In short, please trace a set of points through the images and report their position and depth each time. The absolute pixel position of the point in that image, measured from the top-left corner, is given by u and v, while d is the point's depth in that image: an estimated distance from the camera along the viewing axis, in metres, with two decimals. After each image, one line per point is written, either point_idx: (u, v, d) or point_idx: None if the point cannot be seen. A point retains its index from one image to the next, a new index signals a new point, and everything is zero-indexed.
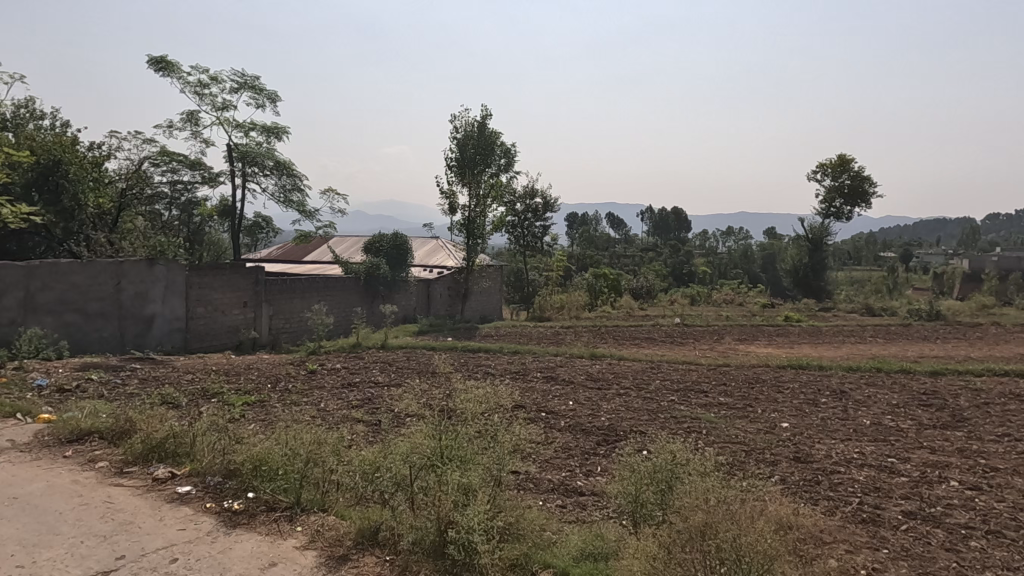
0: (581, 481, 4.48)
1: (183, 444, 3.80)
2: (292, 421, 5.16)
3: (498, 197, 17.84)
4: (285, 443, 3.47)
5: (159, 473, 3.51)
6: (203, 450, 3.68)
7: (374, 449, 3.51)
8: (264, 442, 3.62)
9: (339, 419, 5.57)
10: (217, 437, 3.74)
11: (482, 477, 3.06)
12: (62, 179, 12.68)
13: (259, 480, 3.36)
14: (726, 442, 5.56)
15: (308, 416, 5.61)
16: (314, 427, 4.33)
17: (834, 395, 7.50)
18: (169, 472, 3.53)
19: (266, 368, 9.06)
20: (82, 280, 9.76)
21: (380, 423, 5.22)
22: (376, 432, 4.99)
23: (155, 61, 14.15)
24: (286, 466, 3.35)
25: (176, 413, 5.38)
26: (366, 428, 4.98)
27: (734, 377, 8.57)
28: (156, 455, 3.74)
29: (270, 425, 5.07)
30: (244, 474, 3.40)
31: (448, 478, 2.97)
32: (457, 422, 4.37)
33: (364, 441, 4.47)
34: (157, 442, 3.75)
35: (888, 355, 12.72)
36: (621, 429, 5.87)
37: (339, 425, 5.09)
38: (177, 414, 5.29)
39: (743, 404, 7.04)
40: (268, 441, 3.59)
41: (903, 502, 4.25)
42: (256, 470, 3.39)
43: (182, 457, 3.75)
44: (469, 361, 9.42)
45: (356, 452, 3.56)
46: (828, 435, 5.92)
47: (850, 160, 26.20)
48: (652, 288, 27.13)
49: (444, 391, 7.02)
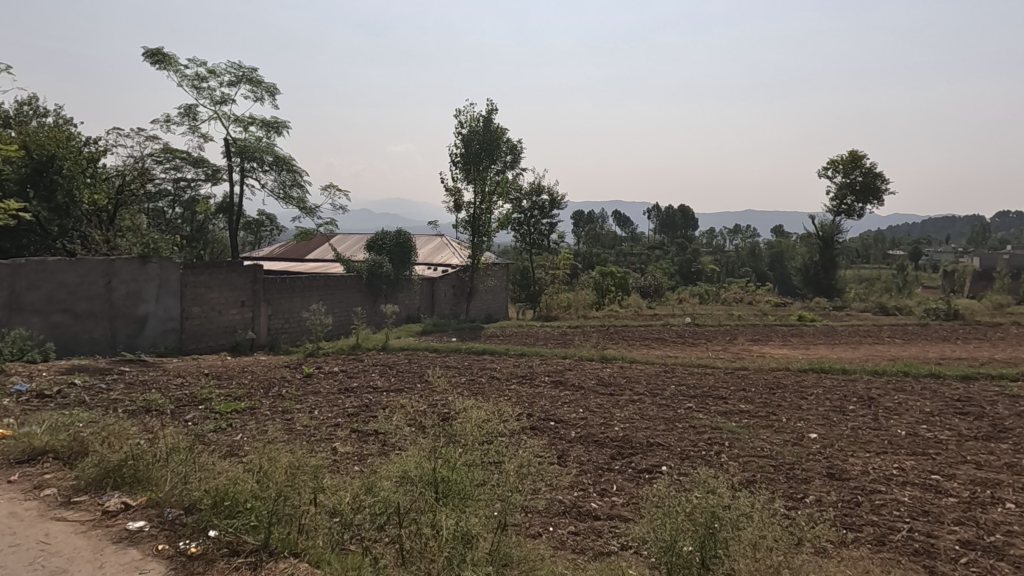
0: (595, 504, 4.06)
1: (141, 469, 3.41)
2: (276, 439, 4.74)
3: (504, 193, 17.38)
4: (254, 473, 3.05)
5: (109, 504, 3.12)
6: (164, 475, 3.30)
7: (359, 485, 3.07)
8: (231, 471, 3.21)
9: (330, 437, 5.15)
10: (178, 461, 3.34)
11: (482, 522, 2.63)
12: (56, 175, 12.37)
13: (223, 518, 2.93)
14: (750, 456, 5.14)
15: (296, 435, 5.19)
16: (294, 450, 3.91)
17: (863, 403, 7.01)
18: (122, 503, 3.14)
19: (260, 372, 8.63)
20: (70, 279, 9.37)
21: (374, 443, 4.80)
22: (371, 451, 4.58)
23: (150, 54, 13.76)
24: (258, 496, 2.93)
25: (151, 429, 4.97)
26: (356, 450, 4.55)
27: (754, 382, 8.10)
28: (111, 481, 3.36)
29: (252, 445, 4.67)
30: (204, 511, 2.98)
31: (445, 523, 2.55)
32: (456, 446, 3.94)
33: (352, 467, 4.04)
34: (113, 466, 3.38)
35: (910, 356, 12.19)
36: (638, 440, 5.44)
37: (327, 447, 4.66)
38: (151, 430, 4.88)
39: (766, 412, 6.57)
40: (236, 470, 3.18)
41: (958, 529, 3.79)
42: (218, 506, 2.98)
43: (140, 485, 3.36)
44: (473, 364, 8.98)
45: (339, 488, 3.11)
46: (861, 447, 5.46)
47: (862, 156, 25.65)
48: (659, 286, 26.60)
49: (445, 400, 6.58)
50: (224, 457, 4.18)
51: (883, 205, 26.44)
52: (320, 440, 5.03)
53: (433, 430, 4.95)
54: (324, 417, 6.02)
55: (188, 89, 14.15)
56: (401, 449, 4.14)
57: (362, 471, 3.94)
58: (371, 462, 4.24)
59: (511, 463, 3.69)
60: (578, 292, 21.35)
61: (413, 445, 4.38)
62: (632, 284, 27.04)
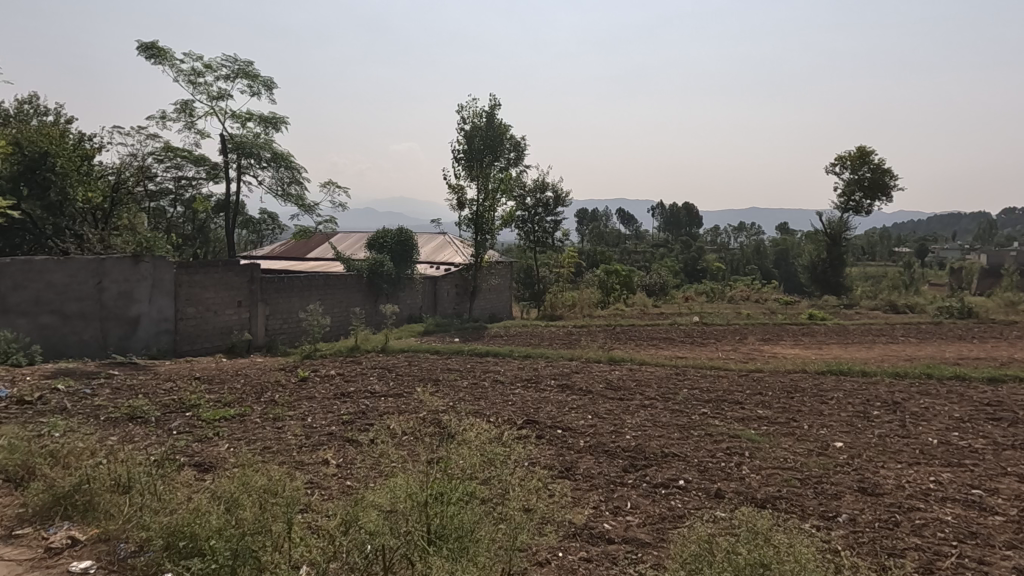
0: (608, 525, 3.72)
1: (94, 498, 3.17)
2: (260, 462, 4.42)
3: (507, 191, 17.06)
4: (215, 506, 2.75)
5: (55, 540, 2.93)
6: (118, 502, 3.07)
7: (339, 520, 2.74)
8: (192, 499, 2.90)
9: (320, 454, 4.81)
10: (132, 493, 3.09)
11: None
12: (49, 173, 12.05)
13: (178, 561, 2.60)
14: (773, 468, 4.79)
15: (284, 451, 4.87)
16: (272, 474, 3.60)
17: (887, 408, 6.63)
18: (69, 539, 2.94)
19: (254, 375, 8.28)
20: (59, 278, 9.04)
21: (366, 461, 4.46)
22: (365, 472, 4.25)
23: (145, 47, 13.44)
24: (222, 531, 2.60)
25: (126, 449, 4.68)
26: (347, 474, 4.22)
27: (770, 385, 7.72)
28: (61, 511, 3.16)
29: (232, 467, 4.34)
30: (158, 553, 2.67)
31: None
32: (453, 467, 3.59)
33: (340, 495, 3.72)
34: (64, 493, 3.17)
35: (925, 356, 11.81)
36: (651, 451, 5.08)
37: (313, 470, 4.34)
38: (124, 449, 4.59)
39: (786, 419, 6.19)
40: (196, 499, 2.88)
41: (1012, 554, 3.42)
42: (171, 548, 2.65)
43: (92, 518, 3.09)
44: (475, 367, 8.60)
45: (314, 528, 2.74)
46: (891, 458, 5.10)
47: (871, 151, 25.19)
48: (664, 284, 26.19)
49: (445, 408, 6.23)
50: (199, 480, 3.88)
51: (892, 202, 25.93)
52: (311, 459, 4.68)
53: (430, 446, 4.62)
54: (316, 426, 5.67)
55: (185, 83, 13.84)
56: (396, 472, 3.79)
57: (351, 497, 3.60)
58: (364, 486, 3.91)
59: (515, 491, 3.34)
60: (583, 291, 20.93)
61: (412, 466, 4.03)
62: (637, 283, 26.61)
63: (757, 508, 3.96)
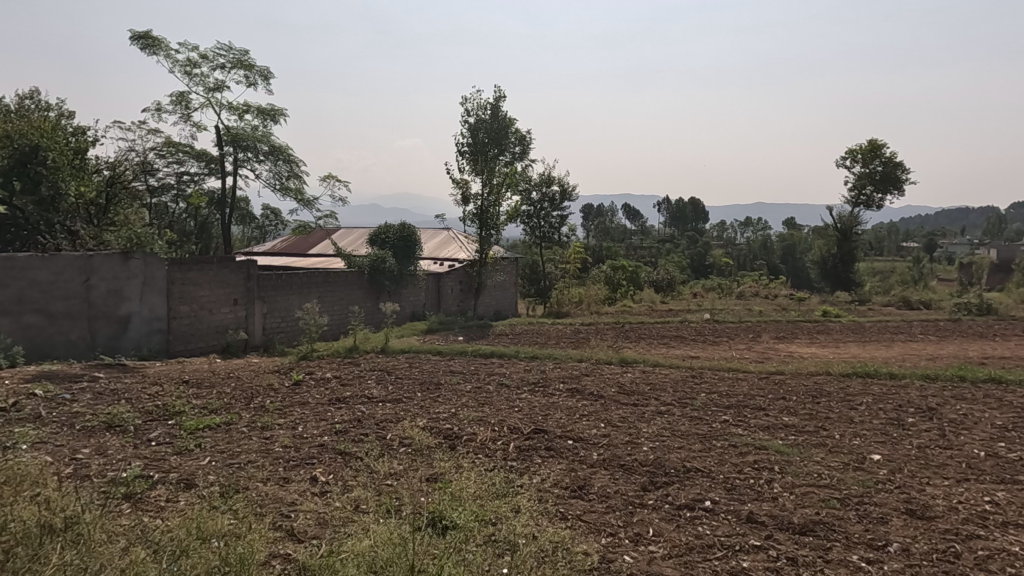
0: (632, 560, 3.27)
1: (30, 547, 2.75)
2: (238, 489, 3.98)
3: (513, 185, 16.54)
4: None
5: None
6: (53, 555, 2.68)
7: None
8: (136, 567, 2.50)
9: (310, 473, 4.38)
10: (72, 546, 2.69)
11: None
12: (41, 167, 11.55)
13: None
14: (807, 485, 4.35)
15: (266, 471, 4.43)
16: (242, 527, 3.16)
17: (923, 414, 6.16)
18: None
19: (246, 378, 7.84)
20: (43, 276, 8.62)
21: (355, 489, 4.03)
22: (360, 505, 3.82)
23: (138, 37, 13.01)
24: None
25: (91, 473, 4.25)
26: (334, 506, 3.78)
27: (795, 389, 7.24)
28: None
29: (212, 494, 3.92)
30: None
31: None
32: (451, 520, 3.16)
33: (324, 539, 3.29)
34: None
35: (948, 355, 11.31)
36: (671, 465, 4.64)
37: (296, 500, 3.90)
38: (90, 475, 4.17)
39: (814, 427, 5.73)
40: None
41: None
42: None
43: (26, 564, 2.66)
44: (479, 370, 8.14)
45: None
46: (937, 473, 4.64)
47: (883, 144, 24.65)
48: (671, 280, 25.71)
49: (445, 418, 5.78)
50: (168, 519, 3.46)
51: (904, 196, 25.45)
52: (298, 479, 4.27)
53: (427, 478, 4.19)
54: (307, 437, 5.24)
55: (180, 74, 13.44)
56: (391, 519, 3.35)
57: (334, 543, 3.16)
58: (353, 524, 3.46)
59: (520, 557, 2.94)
60: (589, 288, 20.46)
61: (408, 511, 3.58)
62: (644, 279, 26.13)
63: (792, 540, 3.53)
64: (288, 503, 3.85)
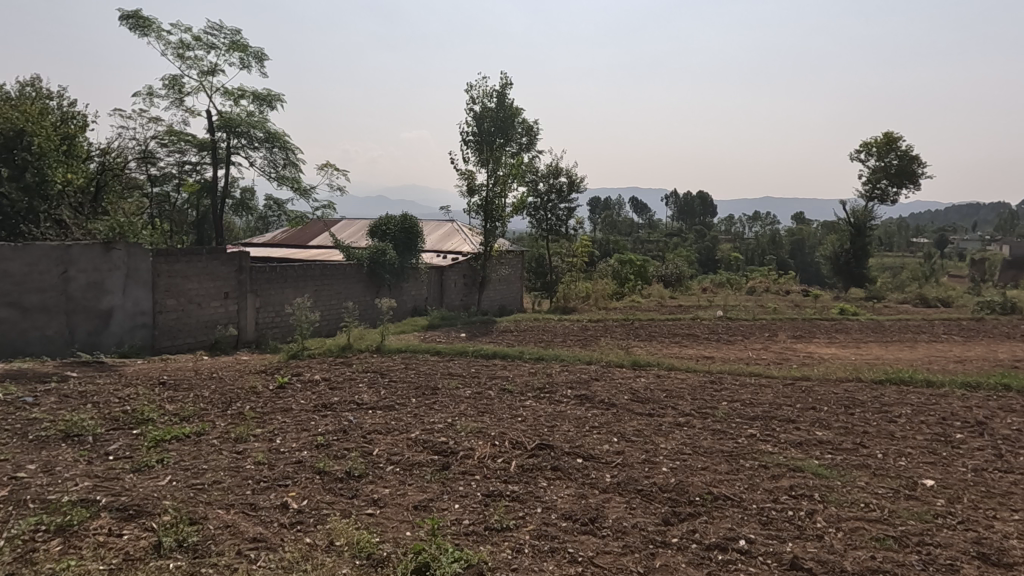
0: None
1: None
2: (189, 523, 3.39)
3: (519, 176, 15.83)
4: None
5: None
6: None
7: None
8: None
9: (281, 498, 3.80)
10: None
11: None
12: (27, 153, 10.95)
13: None
14: (854, 519, 3.74)
15: (227, 495, 3.84)
16: None
17: (973, 430, 5.54)
18: None
19: (228, 379, 7.25)
20: (16, 268, 8.05)
21: (325, 525, 3.44)
22: (335, 541, 3.26)
23: (126, 16, 12.40)
24: None
25: (28, 497, 3.68)
26: (298, 548, 3.19)
27: (825, 397, 6.61)
28: None
29: (161, 528, 3.33)
30: None
31: None
32: None
33: None
34: None
35: (977, 358, 10.61)
36: (696, 491, 4.03)
37: (255, 538, 3.29)
38: (20, 504, 3.57)
39: (853, 444, 5.11)
40: None
41: None
42: None
43: None
44: (480, 372, 7.53)
45: None
46: (1004, 504, 4.02)
47: (898, 137, 23.85)
48: (681, 275, 25.05)
49: (440, 430, 5.16)
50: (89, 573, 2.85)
51: (921, 190, 24.63)
52: (266, 507, 3.69)
53: (411, 514, 3.59)
54: (284, 452, 4.66)
55: (174, 55, 12.92)
56: None
57: None
58: None
59: None
60: (597, 283, 19.81)
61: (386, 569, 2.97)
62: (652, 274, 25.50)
63: None
64: (248, 539, 3.28)
